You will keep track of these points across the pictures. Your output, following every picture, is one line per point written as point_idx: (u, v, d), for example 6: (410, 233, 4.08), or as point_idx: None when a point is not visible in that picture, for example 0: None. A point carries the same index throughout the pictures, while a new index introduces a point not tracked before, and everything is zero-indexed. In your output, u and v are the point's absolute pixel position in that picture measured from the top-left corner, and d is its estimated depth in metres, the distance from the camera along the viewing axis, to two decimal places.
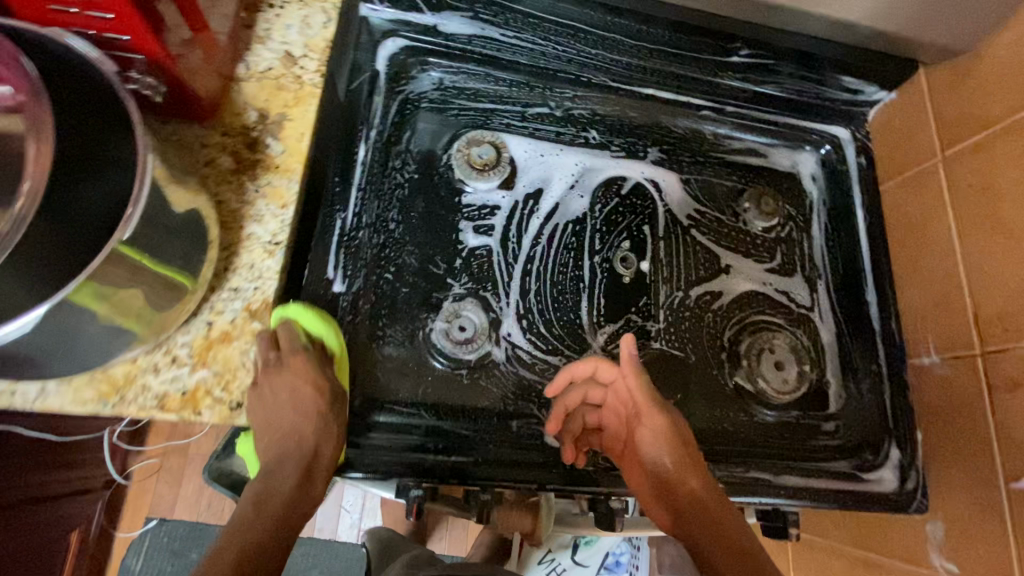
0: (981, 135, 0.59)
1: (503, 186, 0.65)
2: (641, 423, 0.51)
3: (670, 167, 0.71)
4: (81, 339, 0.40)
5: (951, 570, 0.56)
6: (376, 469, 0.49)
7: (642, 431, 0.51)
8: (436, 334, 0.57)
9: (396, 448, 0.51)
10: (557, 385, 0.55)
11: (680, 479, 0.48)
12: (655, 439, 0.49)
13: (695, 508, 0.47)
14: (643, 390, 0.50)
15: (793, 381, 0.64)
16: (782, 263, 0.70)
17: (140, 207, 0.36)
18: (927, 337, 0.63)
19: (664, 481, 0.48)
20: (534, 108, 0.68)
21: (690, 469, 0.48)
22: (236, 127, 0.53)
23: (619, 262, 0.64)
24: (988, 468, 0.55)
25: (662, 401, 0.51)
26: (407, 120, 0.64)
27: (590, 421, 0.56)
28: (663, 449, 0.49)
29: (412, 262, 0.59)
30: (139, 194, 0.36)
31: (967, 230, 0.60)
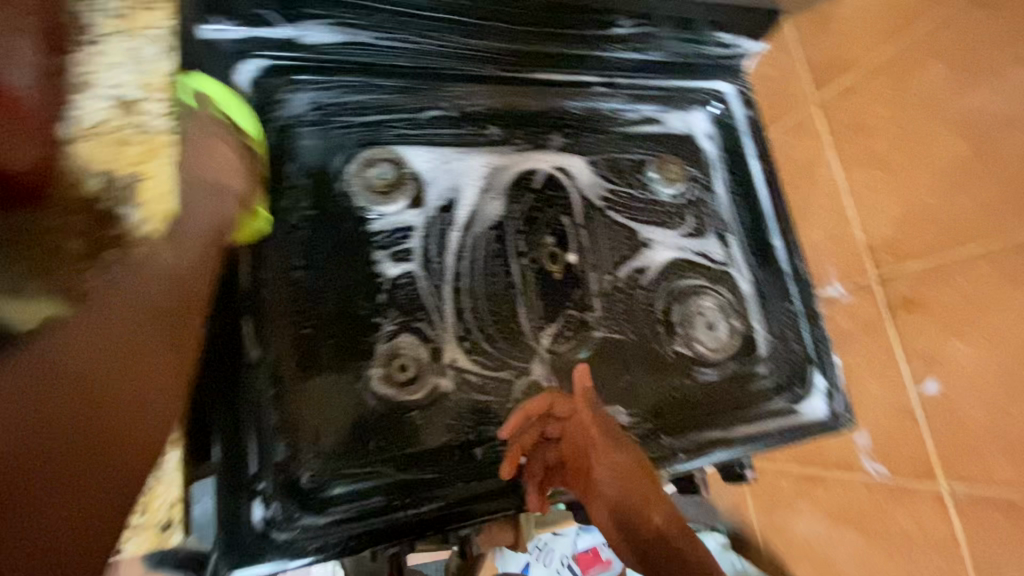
0: (850, 78, 0.64)
1: (412, 204, 0.60)
2: (598, 462, 0.51)
3: (576, 150, 0.69)
4: None
5: (882, 472, 0.64)
6: (348, 542, 0.48)
7: (601, 470, 0.51)
8: (375, 383, 0.53)
9: (364, 516, 0.48)
10: (512, 424, 0.51)
11: (641, 516, 0.49)
12: (614, 477, 0.50)
13: (658, 546, 0.48)
14: (598, 425, 0.51)
15: (725, 337, 0.67)
16: (694, 226, 0.72)
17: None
18: (829, 271, 0.69)
19: (627, 518, 0.49)
20: (426, 112, 0.62)
21: (651, 504, 0.49)
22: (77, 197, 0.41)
23: (546, 259, 0.63)
24: (898, 379, 0.62)
25: (615, 432, 0.52)
26: (286, 149, 0.57)
27: (551, 458, 0.54)
28: (623, 486, 0.50)
29: (330, 311, 0.53)
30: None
31: (849, 167, 0.65)
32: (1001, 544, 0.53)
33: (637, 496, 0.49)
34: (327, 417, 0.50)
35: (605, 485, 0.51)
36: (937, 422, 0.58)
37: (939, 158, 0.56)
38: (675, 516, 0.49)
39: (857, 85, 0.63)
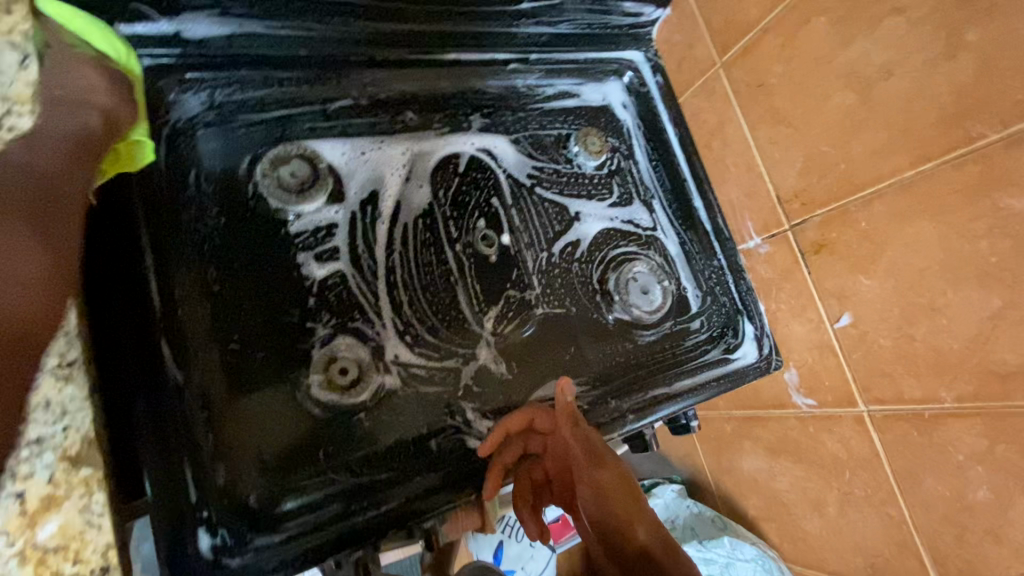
0: (746, 39, 0.67)
1: (332, 200, 0.57)
2: (581, 478, 0.55)
3: (498, 130, 0.68)
4: None
5: (810, 404, 0.70)
6: (308, 554, 0.46)
7: (583, 486, 0.54)
8: (316, 389, 0.51)
9: (322, 525, 0.47)
10: (491, 442, 0.53)
11: (625, 530, 0.53)
12: (596, 493, 0.54)
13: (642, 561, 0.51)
14: (581, 442, 0.55)
15: (661, 299, 0.70)
16: (621, 195, 0.73)
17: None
18: (748, 224, 0.73)
19: (613, 536, 0.53)
20: (335, 102, 0.60)
21: (633, 518, 0.53)
22: None
23: (480, 243, 0.63)
24: (815, 318, 0.67)
25: (598, 449, 0.56)
26: (185, 156, 0.53)
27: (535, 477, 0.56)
28: (606, 500, 0.54)
29: (257, 322, 0.51)
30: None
31: (754, 125, 0.69)
32: (913, 454, 0.59)
33: (621, 509, 0.54)
34: (267, 432, 0.48)
35: (590, 500, 0.54)
36: (851, 353, 0.63)
37: (831, 109, 0.60)
38: (658, 532, 0.53)
39: (754, 46, 0.66)
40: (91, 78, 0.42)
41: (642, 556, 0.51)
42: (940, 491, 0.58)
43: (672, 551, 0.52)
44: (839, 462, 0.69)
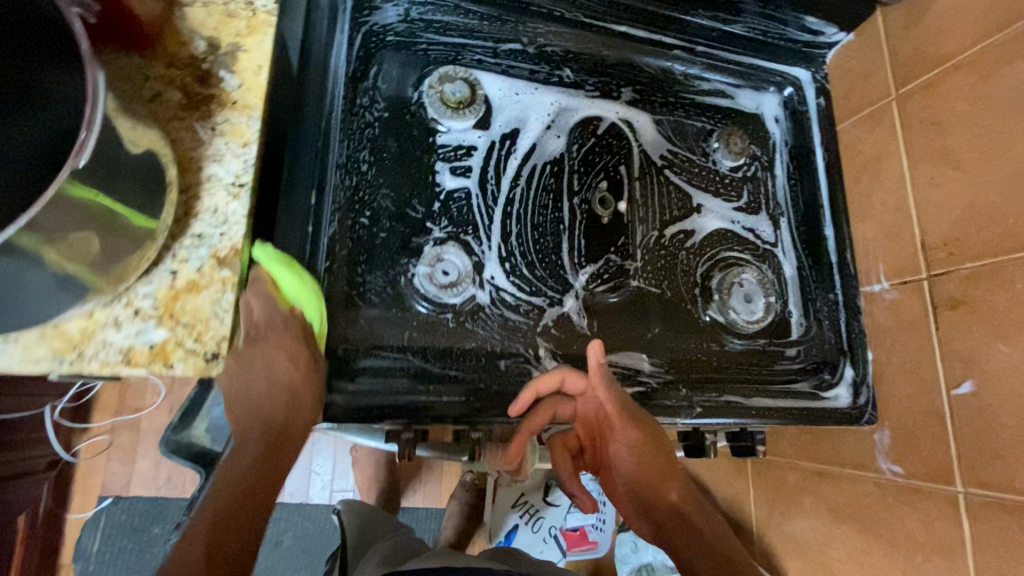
0: (934, 73, 0.62)
1: (478, 125, 0.62)
2: (614, 434, 0.54)
3: (643, 107, 0.70)
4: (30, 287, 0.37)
5: (898, 472, 0.64)
6: (369, 411, 0.50)
7: (617, 444, 0.54)
8: (419, 279, 0.56)
9: (383, 391, 0.51)
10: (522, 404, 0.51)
11: (659, 489, 0.53)
12: (629, 451, 0.53)
13: (672, 520, 0.52)
14: (614, 402, 0.53)
15: (761, 312, 0.67)
16: (749, 202, 0.71)
17: (94, 132, 0.34)
18: (878, 266, 0.68)
19: (647, 497, 0.53)
20: (505, 44, 0.64)
21: (666, 479, 0.53)
22: (183, 59, 0.50)
23: (597, 203, 0.64)
24: (931, 380, 0.61)
25: (634, 411, 0.54)
26: (372, 56, 0.59)
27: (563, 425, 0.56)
28: (637, 459, 0.53)
29: (387, 207, 0.56)
30: (92, 115, 0.34)
31: (917, 165, 0.64)
32: (1010, 552, 0.52)
33: (654, 473, 0.53)
34: (368, 299, 0.54)
35: (623, 455, 0.54)
36: (963, 423, 0.57)
37: (1010, 159, 0.55)
38: (688, 497, 0.54)
39: (939, 80, 0.62)
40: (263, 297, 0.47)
41: (675, 515, 0.52)
42: None
43: (699, 509, 0.53)
44: (912, 543, 0.62)
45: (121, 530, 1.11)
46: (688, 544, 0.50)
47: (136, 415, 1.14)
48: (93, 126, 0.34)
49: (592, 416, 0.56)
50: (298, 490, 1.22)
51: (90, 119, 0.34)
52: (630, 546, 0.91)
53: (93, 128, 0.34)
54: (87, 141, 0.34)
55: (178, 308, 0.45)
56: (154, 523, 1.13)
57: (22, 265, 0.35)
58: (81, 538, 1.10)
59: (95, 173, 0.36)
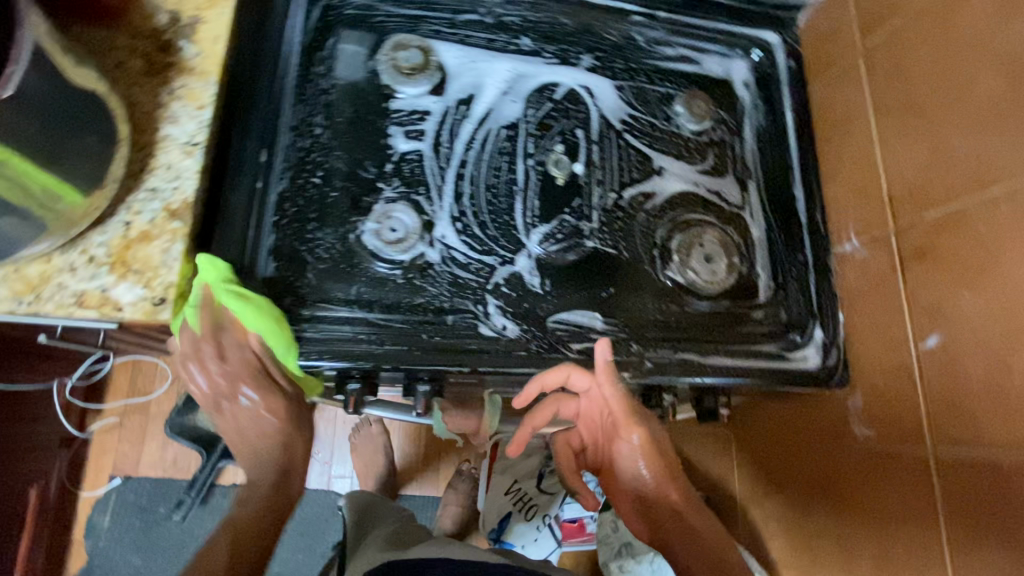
0: (897, 23, 0.61)
1: (433, 91, 0.63)
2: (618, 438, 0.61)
3: (604, 73, 0.70)
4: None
5: (869, 436, 0.61)
6: (310, 355, 0.53)
7: (620, 445, 0.61)
8: (367, 236, 0.57)
9: (330, 336, 0.53)
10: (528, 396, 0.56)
11: (659, 492, 0.61)
12: (632, 454, 0.61)
13: (671, 519, 0.60)
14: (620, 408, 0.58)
15: (722, 272, 0.66)
16: (714, 165, 0.71)
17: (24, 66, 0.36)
18: (849, 226, 0.65)
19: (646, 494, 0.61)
20: (463, 15, 0.66)
21: (667, 483, 0.61)
22: (146, 30, 0.54)
23: (553, 165, 0.65)
24: (901, 337, 0.58)
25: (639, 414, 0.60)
26: (329, 27, 0.62)
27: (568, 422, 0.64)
28: (640, 463, 0.61)
29: (339, 168, 0.58)
30: (21, 51, 0.36)
31: (883, 118, 0.62)
32: (983, 511, 0.49)
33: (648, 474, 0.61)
34: (314, 254, 0.55)
35: (627, 458, 0.61)
36: (932, 377, 0.55)
37: (973, 99, 0.52)
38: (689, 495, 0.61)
39: (902, 30, 0.60)
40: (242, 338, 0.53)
41: (673, 514, 0.60)
42: (1005, 564, 0.47)
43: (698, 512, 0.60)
44: (886, 510, 0.59)
45: (130, 508, 1.17)
46: (683, 543, 0.58)
47: (146, 398, 1.21)
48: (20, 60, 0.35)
49: (594, 417, 0.63)
50: None
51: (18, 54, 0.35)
52: (611, 526, 0.89)
53: (20, 61, 0.35)
54: (17, 75, 0.36)
55: (130, 256, 0.48)
56: (160, 501, 1.18)
57: None
58: (93, 515, 1.16)
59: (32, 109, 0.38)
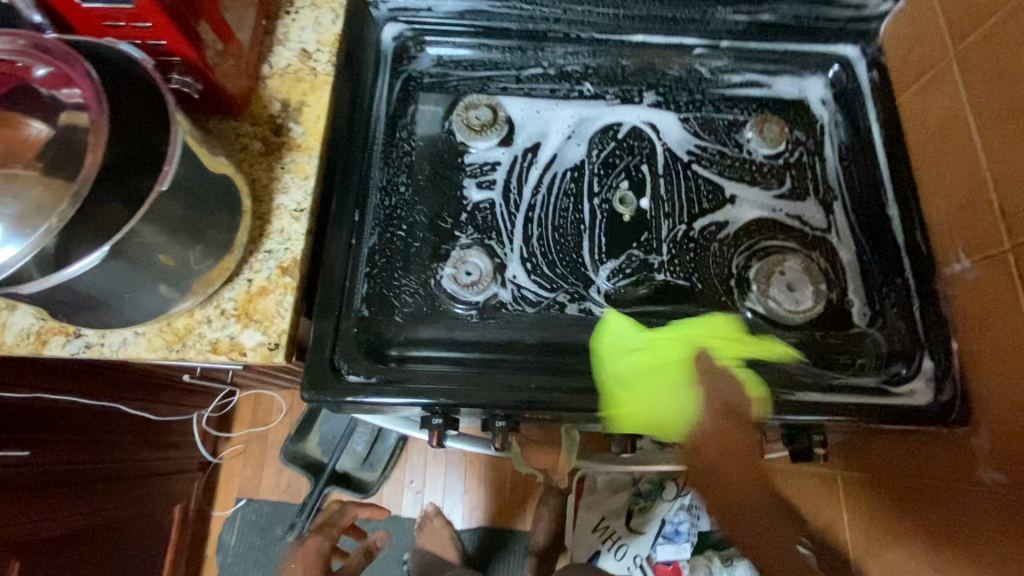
0: (992, 22, 0.56)
1: (502, 143, 0.68)
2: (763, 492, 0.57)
3: (668, 108, 0.71)
4: (134, 294, 0.50)
5: (1002, 482, 0.53)
6: (434, 381, 0.56)
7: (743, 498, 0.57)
8: (445, 280, 0.62)
9: (407, 370, 0.57)
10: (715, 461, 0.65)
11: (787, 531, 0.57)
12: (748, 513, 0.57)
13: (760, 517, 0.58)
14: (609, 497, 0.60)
15: (808, 302, 0.62)
16: (793, 188, 0.68)
17: (173, 165, 0.46)
18: (956, 243, 0.59)
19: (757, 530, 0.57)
20: (528, 70, 0.72)
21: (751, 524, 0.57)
22: (264, 118, 0.64)
23: (618, 202, 0.66)
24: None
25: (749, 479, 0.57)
26: (409, 95, 0.70)
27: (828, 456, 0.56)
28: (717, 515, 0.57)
29: (420, 221, 0.65)
30: (173, 151, 0.46)
31: (986, 123, 0.57)
32: None
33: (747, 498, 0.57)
34: (401, 299, 0.61)
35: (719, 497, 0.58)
36: None
37: None
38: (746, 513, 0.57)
39: (998, 29, 0.55)
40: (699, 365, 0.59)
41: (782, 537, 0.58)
42: None
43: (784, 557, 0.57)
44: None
45: (254, 530, 1.29)
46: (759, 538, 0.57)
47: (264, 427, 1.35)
48: (173, 161, 0.46)
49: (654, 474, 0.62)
50: (394, 503, 1.33)
51: (170, 157, 0.46)
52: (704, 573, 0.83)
53: (173, 160, 0.46)
54: (169, 172, 0.46)
55: (253, 307, 0.57)
56: (276, 524, 1.29)
57: (130, 283, 0.48)
58: (222, 532, 1.29)
59: (179, 191, 0.48)
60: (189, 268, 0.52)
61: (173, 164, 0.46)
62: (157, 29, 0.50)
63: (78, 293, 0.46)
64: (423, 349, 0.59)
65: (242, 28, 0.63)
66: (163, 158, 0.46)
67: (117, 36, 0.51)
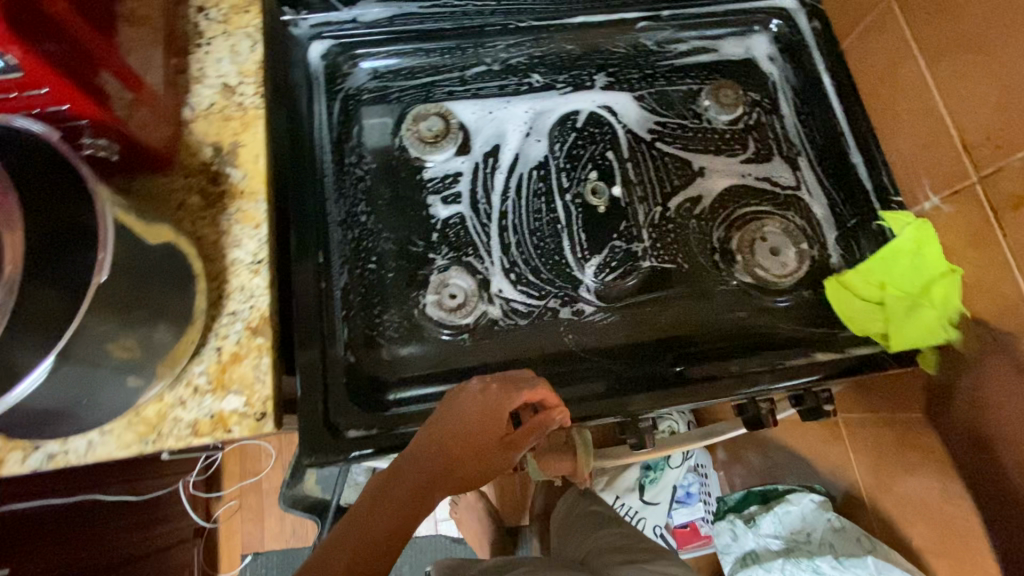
0: None
1: (459, 152, 0.65)
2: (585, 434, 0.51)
3: (621, 88, 0.69)
4: (95, 395, 0.44)
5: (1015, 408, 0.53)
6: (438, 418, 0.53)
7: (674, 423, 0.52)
8: (429, 308, 0.59)
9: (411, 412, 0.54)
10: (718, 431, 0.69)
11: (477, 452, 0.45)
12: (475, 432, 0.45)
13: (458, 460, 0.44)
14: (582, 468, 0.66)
15: (793, 264, 0.62)
16: (757, 150, 0.67)
17: (110, 250, 0.40)
18: (923, 182, 0.60)
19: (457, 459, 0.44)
20: (471, 70, 0.68)
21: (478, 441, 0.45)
22: (196, 167, 0.58)
23: (590, 195, 0.64)
24: (1009, 286, 0.52)
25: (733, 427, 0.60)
26: (352, 116, 0.65)
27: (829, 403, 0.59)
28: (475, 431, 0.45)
29: (390, 249, 0.61)
30: (105, 236, 0.40)
31: (936, 59, 0.58)
32: None
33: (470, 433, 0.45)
34: (386, 338, 0.57)
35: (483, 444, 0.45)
36: None
37: None
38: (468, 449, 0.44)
39: None
40: (786, 326, 0.60)
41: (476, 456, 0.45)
42: None
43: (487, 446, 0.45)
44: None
45: None
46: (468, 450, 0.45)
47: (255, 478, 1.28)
48: (105, 247, 0.39)
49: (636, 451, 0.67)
50: None
51: (103, 241, 0.39)
52: (729, 536, 0.83)
53: (106, 247, 0.39)
54: (106, 259, 0.40)
55: (227, 378, 0.52)
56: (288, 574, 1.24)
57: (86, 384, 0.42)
58: None
59: (124, 272, 0.42)
60: (153, 351, 0.46)
61: (110, 248, 0.40)
62: (55, 93, 0.44)
63: (27, 409, 0.41)
64: (423, 383, 0.56)
65: (153, 72, 0.55)
66: (97, 244, 0.40)
67: (13, 110, 0.45)
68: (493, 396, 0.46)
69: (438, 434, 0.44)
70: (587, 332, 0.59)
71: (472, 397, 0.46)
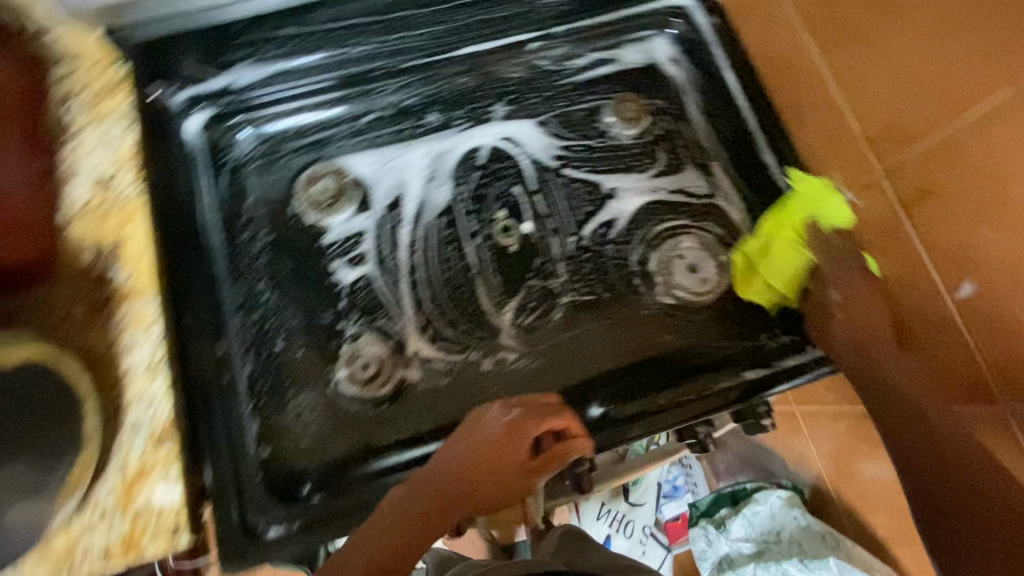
0: None
1: (360, 210, 0.62)
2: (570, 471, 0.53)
3: (522, 115, 0.66)
4: None
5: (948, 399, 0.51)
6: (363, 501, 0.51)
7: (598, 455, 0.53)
8: (342, 384, 0.57)
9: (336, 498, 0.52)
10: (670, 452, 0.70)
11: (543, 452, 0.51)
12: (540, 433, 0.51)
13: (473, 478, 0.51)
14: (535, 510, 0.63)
15: (713, 278, 0.61)
16: (668, 161, 0.65)
17: None
18: (835, 176, 0.58)
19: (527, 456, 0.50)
20: (362, 118, 0.65)
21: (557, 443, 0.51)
22: (75, 273, 0.51)
23: (501, 234, 0.62)
24: (926, 281, 0.50)
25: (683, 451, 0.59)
26: (242, 187, 0.62)
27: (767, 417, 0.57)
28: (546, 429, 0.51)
29: (297, 325, 0.58)
30: None
31: (831, 50, 0.55)
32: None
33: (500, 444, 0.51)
34: (304, 420, 0.55)
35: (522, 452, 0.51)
36: (975, 323, 0.46)
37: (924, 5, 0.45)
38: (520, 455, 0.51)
39: None
40: (714, 343, 0.58)
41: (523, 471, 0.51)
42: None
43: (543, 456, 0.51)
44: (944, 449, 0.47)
45: None
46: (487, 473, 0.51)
47: None
48: None
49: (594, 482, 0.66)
50: None
51: None
52: (704, 542, 0.80)
53: None
54: None
55: (135, 496, 0.47)
56: None
57: None
58: None
59: None
60: None
61: None
62: None
63: None
64: (346, 463, 0.54)
65: (6, 180, 0.48)
66: None
67: None
68: (517, 422, 0.52)
69: (455, 456, 0.51)
70: (510, 382, 0.57)
71: (494, 420, 0.52)
